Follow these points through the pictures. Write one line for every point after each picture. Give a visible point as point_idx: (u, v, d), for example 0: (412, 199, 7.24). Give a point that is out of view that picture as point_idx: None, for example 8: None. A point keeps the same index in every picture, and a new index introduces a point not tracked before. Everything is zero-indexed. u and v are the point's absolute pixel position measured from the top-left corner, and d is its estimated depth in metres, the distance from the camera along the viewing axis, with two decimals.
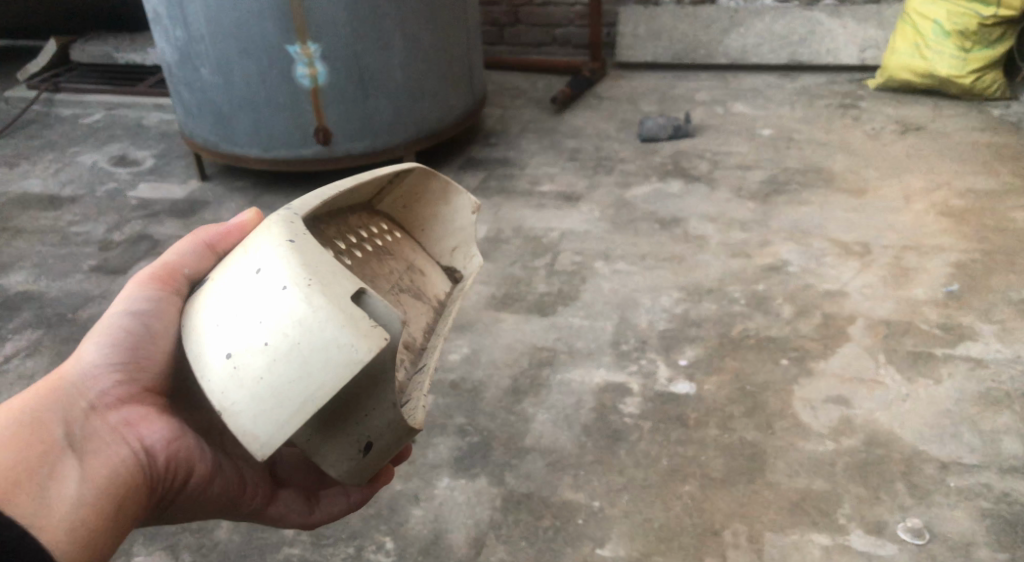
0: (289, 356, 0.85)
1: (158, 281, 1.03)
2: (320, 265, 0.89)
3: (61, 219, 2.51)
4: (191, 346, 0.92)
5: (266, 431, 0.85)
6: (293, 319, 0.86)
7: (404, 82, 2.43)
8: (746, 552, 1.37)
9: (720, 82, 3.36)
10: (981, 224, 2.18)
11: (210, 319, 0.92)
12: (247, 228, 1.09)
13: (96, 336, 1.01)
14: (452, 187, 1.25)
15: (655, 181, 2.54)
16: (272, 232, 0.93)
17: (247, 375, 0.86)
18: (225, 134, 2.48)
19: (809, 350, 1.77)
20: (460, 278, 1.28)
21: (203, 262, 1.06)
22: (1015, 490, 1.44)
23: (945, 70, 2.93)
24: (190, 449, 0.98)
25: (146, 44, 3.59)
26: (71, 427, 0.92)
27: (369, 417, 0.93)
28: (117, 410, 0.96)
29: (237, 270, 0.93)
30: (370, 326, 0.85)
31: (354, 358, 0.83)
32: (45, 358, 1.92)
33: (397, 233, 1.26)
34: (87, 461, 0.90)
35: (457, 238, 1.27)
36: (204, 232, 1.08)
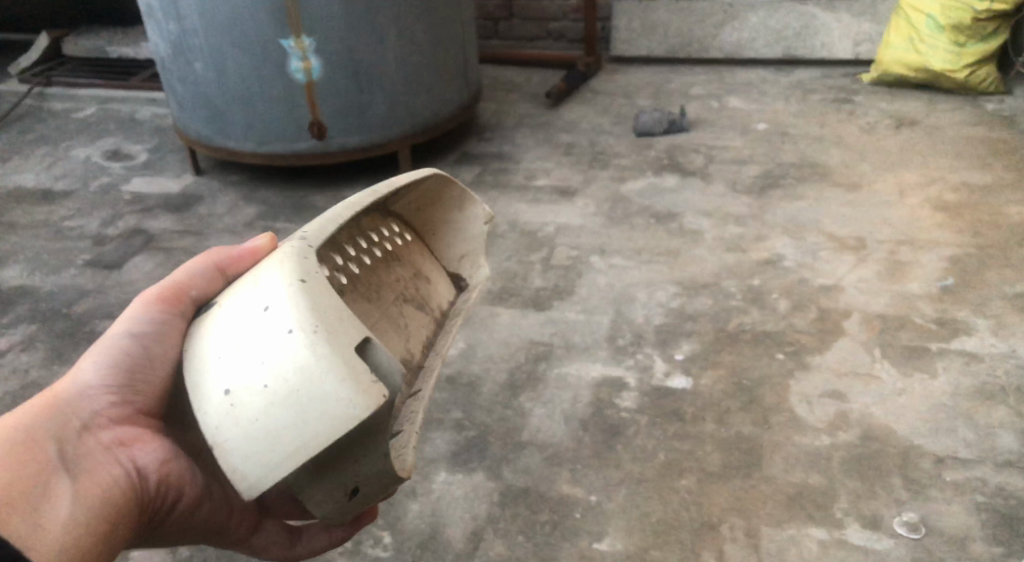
0: (286, 402, 0.84)
1: (163, 302, 1.02)
2: (328, 310, 0.87)
3: (55, 214, 2.50)
4: (191, 374, 0.91)
5: (255, 473, 0.84)
6: (294, 364, 0.84)
7: (399, 75, 2.42)
8: (743, 547, 1.37)
9: (715, 77, 3.36)
10: (975, 218, 2.19)
11: (214, 350, 0.91)
12: (259, 253, 1.07)
13: (93, 356, 1.01)
14: (469, 196, 1.24)
15: (650, 175, 2.54)
16: (283, 266, 0.92)
17: (243, 414, 0.86)
18: (219, 128, 2.47)
19: (805, 345, 1.78)
20: (465, 288, 1.28)
21: (212, 285, 1.05)
22: (1010, 484, 1.45)
23: (939, 64, 2.93)
24: (180, 472, 0.99)
25: (139, 38, 3.57)
26: (65, 445, 0.91)
27: (359, 463, 0.90)
28: (110, 429, 0.96)
29: (246, 302, 0.92)
30: (370, 381, 0.83)
31: (350, 414, 0.82)
32: (39, 352, 1.91)
33: (408, 235, 1.26)
34: (80, 478, 0.89)
35: (467, 246, 1.28)
36: (214, 254, 1.06)
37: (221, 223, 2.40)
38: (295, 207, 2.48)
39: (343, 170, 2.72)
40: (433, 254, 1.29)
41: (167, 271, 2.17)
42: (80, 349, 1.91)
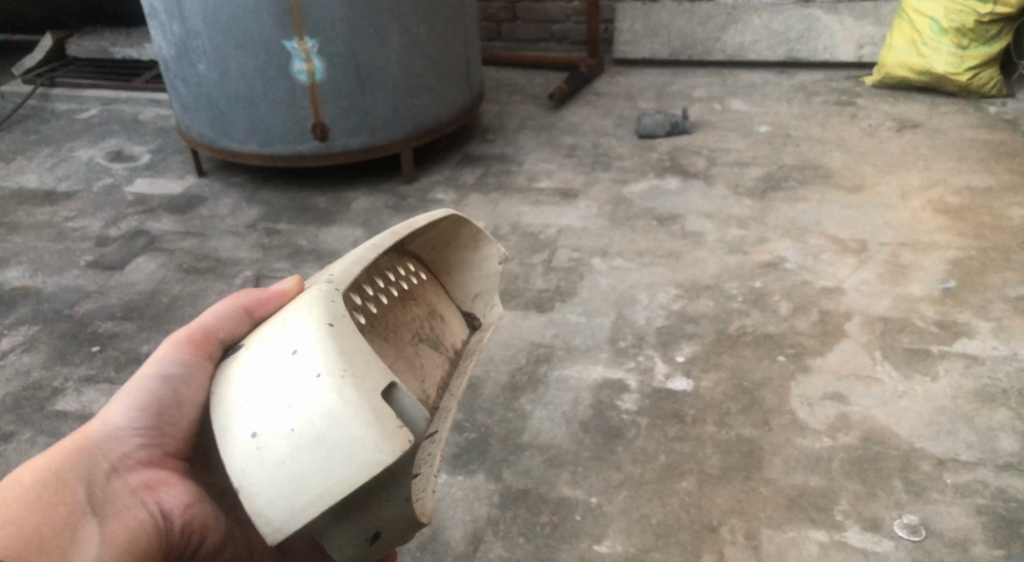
0: (312, 446, 0.84)
1: (192, 344, 1.04)
2: (355, 353, 0.88)
3: (57, 215, 2.51)
4: (219, 416, 0.91)
5: (280, 516, 0.84)
6: (322, 409, 0.84)
7: (402, 77, 2.43)
8: (742, 549, 1.37)
9: (717, 79, 3.36)
10: (977, 221, 2.18)
11: (242, 393, 0.90)
12: (287, 296, 1.05)
13: (123, 399, 1.05)
14: (483, 236, 1.25)
15: (652, 178, 2.54)
16: (311, 310, 0.92)
17: (270, 458, 0.85)
18: (222, 129, 2.47)
19: (806, 347, 1.77)
20: (478, 326, 1.28)
21: (240, 326, 1.05)
22: (1011, 487, 1.45)
23: (941, 67, 2.93)
24: (206, 516, 1.01)
25: (143, 39, 3.58)
26: (92, 489, 0.95)
27: (382, 507, 0.89)
28: (138, 473, 1.00)
29: (274, 344, 0.92)
30: (396, 427, 0.83)
31: (377, 459, 0.82)
32: (41, 353, 1.92)
33: (423, 274, 1.25)
34: (105, 523, 0.93)
35: (480, 286, 1.28)
36: (242, 296, 1.06)
37: (224, 224, 2.40)
38: (297, 210, 2.48)
39: (345, 172, 2.73)
40: (446, 292, 1.28)
41: (169, 273, 2.17)
42: (82, 350, 1.92)
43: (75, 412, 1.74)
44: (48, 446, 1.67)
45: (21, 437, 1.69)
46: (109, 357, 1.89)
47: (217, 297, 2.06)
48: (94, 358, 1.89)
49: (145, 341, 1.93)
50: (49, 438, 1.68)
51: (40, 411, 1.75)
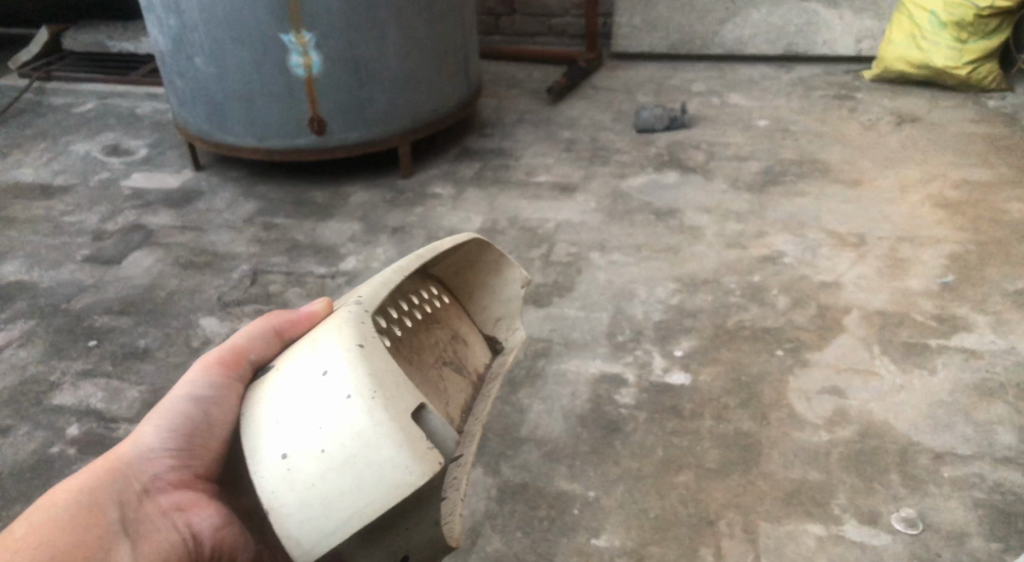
0: (343, 467, 0.90)
1: (223, 366, 1.11)
2: (385, 376, 0.94)
3: (54, 209, 2.50)
4: (248, 436, 0.96)
5: (309, 539, 0.90)
6: (353, 430, 0.91)
7: (400, 70, 2.42)
8: (740, 542, 1.37)
9: (716, 73, 3.36)
10: (976, 215, 2.18)
11: (271, 413, 0.96)
12: (316, 318, 1.11)
13: (156, 419, 1.13)
14: (506, 260, 1.29)
15: (651, 172, 2.54)
16: (342, 332, 0.99)
17: (300, 479, 0.91)
18: (219, 123, 2.46)
19: (805, 341, 1.77)
20: (501, 350, 1.29)
21: (270, 348, 1.11)
22: (1009, 481, 1.45)
23: (941, 61, 2.93)
24: (235, 537, 1.09)
25: (139, 33, 3.57)
26: (125, 511, 1.04)
27: (409, 531, 0.94)
28: (169, 493, 1.08)
29: (304, 366, 0.98)
30: (426, 448, 0.90)
31: (408, 479, 0.89)
32: (38, 347, 1.91)
33: (446, 298, 1.28)
34: (138, 544, 1.02)
35: (502, 308, 1.30)
36: (274, 317, 1.12)
37: (221, 218, 2.40)
38: (294, 204, 2.47)
39: (343, 166, 2.72)
40: (470, 316, 1.31)
41: (166, 267, 2.17)
42: (79, 345, 1.91)
43: (72, 406, 1.74)
44: (45, 441, 1.66)
45: (18, 432, 1.69)
46: (106, 352, 1.88)
47: (214, 291, 2.06)
48: (91, 353, 1.88)
49: (142, 336, 1.92)
50: (46, 433, 1.68)
51: (36, 406, 1.75)
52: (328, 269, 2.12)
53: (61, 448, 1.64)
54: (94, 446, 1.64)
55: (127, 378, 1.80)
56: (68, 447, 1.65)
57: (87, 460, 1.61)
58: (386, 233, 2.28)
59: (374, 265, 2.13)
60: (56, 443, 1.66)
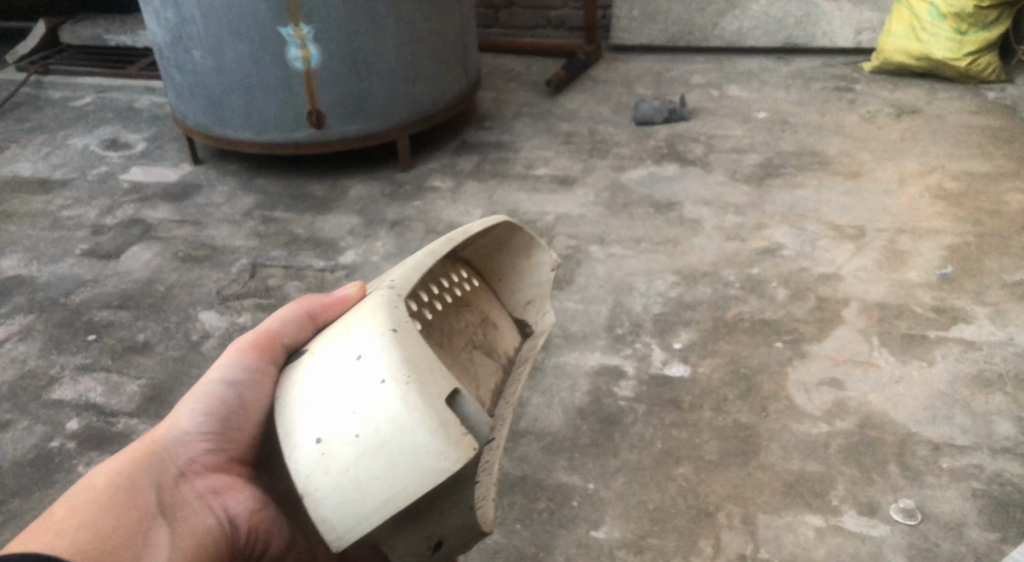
0: (378, 453, 0.90)
1: (258, 350, 1.09)
2: (419, 361, 0.94)
3: (53, 203, 2.50)
4: (283, 422, 0.96)
5: (344, 524, 0.90)
6: (387, 414, 0.91)
7: (398, 63, 2.41)
8: (739, 534, 1.38)
9: (715, 65, 3.35)
10: (975, 207, 2.18)
11: (305, 398, 0.96)
12: (349, 301, 1.10)
13: (190, 402, 1.10)
14: (535, 243, 1.27)
15: (650, 165, 2.53)
16: (375, 317, 0.98)
17: (334, 463, 0.91)
18: (217, 117, 2.46)
19: (804, 333, 1.77)
20: (530, 334, 1.29)
21: (304, 332, 1.11)
22: (1007, 471, 1.45)
23: (941, 52, 2.92)
24: (269, 522, 1.08)
25: (137, 26, 3.56)
26: (162, 493, 1.01)
27: (444, 515, 0.95)
28: (204, 477, 1.06)
29: (339, 351, 0.98)
30: (460, 434, 0.90)
31: (442, 465, 0.88)
32: (36, 342, 1.91)
33: (475, 281, 1.28)
34: (176, 526, 0.99)
35: (532, 292, 1.29)
36: (307, 302, 1.12)
37: (219, 212, 2.40)
38: (293, 197, 2.47)
39: (342, 160, 2.72)
40: (499, 299, 1.30)
41: (165, 262, 2.17)
42: (78, 339, 1.91)
43: (72, 401, 1.74)
44: (44, 435, 1.67)
45: (17, 426, 1.69)
46: (106, 346, 1.88)
47: (213, 286, 2.06)
48: (90, 347, 1.88)
49: (142, 330, 1.92)
50: (45, 428, 1.68)
51: (36, 400, 1.75)
52: (327, 262, 2.12)
53: (60, 443, 1.65)
54: (94, 440, 1.64)
55: (127, 372, 1.80)
56: (67, 442, 1.65)
57: (87, 454, 1.61)
58: (385, 226, 2.28)
59: (373, 259, 2.13)
60: (56, 437, 1.66)
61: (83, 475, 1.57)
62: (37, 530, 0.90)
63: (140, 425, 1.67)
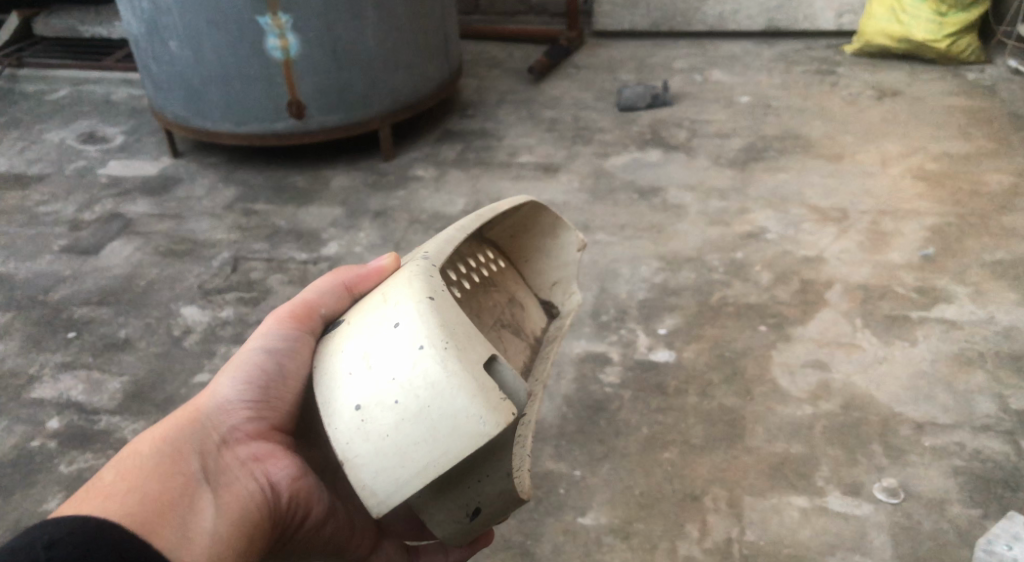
0: (416, 418, 0.88)
1: (295, 319, 1.06)
2: (455, 327, 0.91)
3: (30, 199, 2.47)
4: (322, 389, 0.94)
5: (384, 489, 0.88)
6: (426, 380, 0.88)
7: (378, 52, 2.39)
8: (725, 517, 1.38)
9: (698, 50, 3.35)
10: (956, 188, 2.19)
11: (345, 366, 0.94)
12: (385, 273, 1.08)
13: (231, 370, 1.06)
14: (561, 222, 1.24)
15: (633, 151, 2.53)
16: (412, 285, 0.96)
17: (374, 429, 0.89)
18: (196, 109, 2.44)
19: (787, 317, 1.78)
20: (557, 315, 1.28)
21: (340, 304, 1.08)
22: (988, 448, 1.46)
23: (921, 34, 2.92)
24: (311, 489, 1.03)
25: (112, 18, 3.51)
26: (206, 459, 0.96)
27: (482, 483, 0.93)
28: (246, 444, 1.01)
29: (376, 319, 0.95)
30: (499, 399, 0.87)
31: (481, 430, 0.86)
32: (15, 340, 1.90)
33: (501, 262, 1.27)
34: (221, 493, 0.94)
35: (558, 273, 1.28)
36: (343, 272, 1.09)
37: (200, 205, 2.38)
38: (275, 189, 2.45)
39: (324, 150, 2.70)
40: (525, 280, 1.29)
41: (145, 256, 2.15)
42: (58, 337, 1.89)
43: (53, 399, 1.73)
44: (25, 435, 1.65)
45: None
46: (86, 343, 1.87)
47: (195, 280, 2.04)
48: (70, 345, 1.87)
49: (123, 327, 1.91)
50: (26, 427, 1.67)
51: (16, 400, 1.73)
52: (310, 254, 2.11)
53: (41, 442, 1.63)
54: (75, 439, 1.63)
55: (108, 369, 1.79)
56: (49, 441, 1.63)
57: (69, 454, 1.60)
58: (368, 217, 2.27)
59: (356, 250, 2.12)
60: (37, 437, 1.65)
61: (65, 474, 1.56)
62: (86, 493, 0.86)
63: (122, 423, 1.65)
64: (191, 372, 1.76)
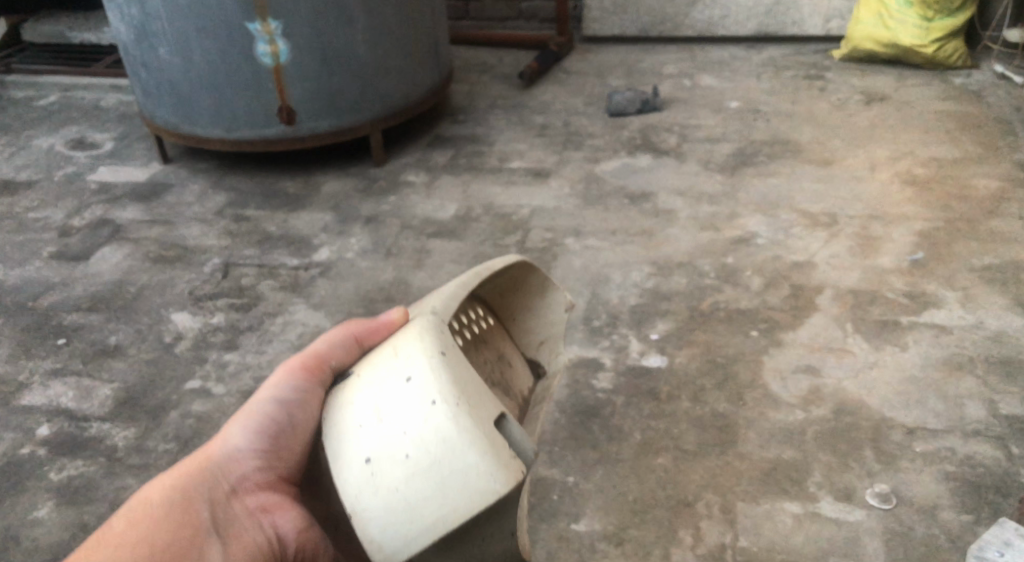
0: (427, 474, 0.81)
1: (306, 371, 1.01)
2: (468, 382, 0.85)
3: (18, 205, 2.45)
4: (331, 442, 0.89)
5: (392, 545, 0.82)
6: (438, 435, 0.82)
7: (369, 57, 2.39)
8: (718, 523, 1.39)
9: (687, 55, 3.36)
10: (943, 192, 2.20)
11: (356, 418, 0.88)
12: (394, 327, 0.98)
13: (242, 419, 1.04)
14: (551, 282, 1.14)
15: (624, 156, 2.54)
16: (423, 337, 0.90)
17: (384, 484, 0.83)
18: (185, 114, 2.43)
19: (779, 322, 1.79)
20: (543, 373, 1.16)
21: (350, 357, 1.00)
22: (979, 453, 1.47)
23: (907, 39, 2.95)
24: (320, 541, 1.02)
25: (101, 23, 3.50)
26: (214, 510, 0.97)
27: (484, 545, 0.84)
28: (255, 495, 1.00)
29: (387, 373, 0.89)
30: (509, 455, 0.80)
31: (491, 488, 0.79)
32: (5, 347, 1.88)
33: (487, 321, 1.14)
34: (226, 545, 0.95)
35: (546, 334, 1.16)
36: (353, 324, 1.01)
37: (190, 211, 2.37)
38: (265, 195, 2.44)
39: (316, 156, 2.69)
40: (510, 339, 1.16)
41: (135, 263, 2.14)
42: (48, 343, 1.88)
43: (42, 406, 1.71)
44: (14, 442, 1.64)
45: None
46: (76, 349, 1.86)
47: (186, 286, 2.03)
48: (60, 351, 1.85)
49: (114, 333, 1.90)
50: (15, 434, 1.66)
51: (5, 407, 1.72)
52: (301, 260, 2.10)
53: (31, 449, 1.62)
54: (66, 446, 1.62)
55: (98, 376, 1.78)
56: (39, 448, 1.62)
57: (59, 461, 1.59)
58: (359, 222, 2.26)
59: (347, 255, 2.11)
60: (26, 444, 1.63)
61: (55, 482, 1.55)
62: (95, 545, 0.88)
63: (112, 430, 1.64)
64: (182, 379, 1.75)
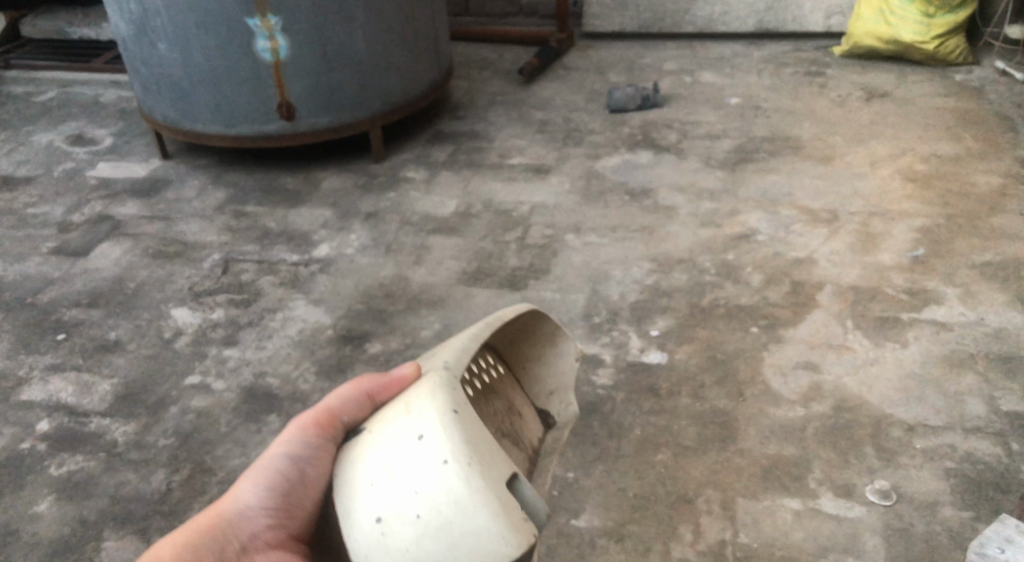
0: (437, 535, 0.79)
1: (316, 427, 0.95)
2: (481, 439, 0.81)
3: (17, 201, 2.45)
4: (340, 500, 0.85)
5: None
6: (450, 497, 0.79)
7: (368, 53, 2.38)
8: (718, 519, 1.38)
9: (687, 51, 3.35)
10: (944, 189, 2.20)
11: (366, 475, 0.85)
12: (406, 383, 0.93)
13: (254, 474, 1.01)
14: (562, 331, 1.07)
15: (624, 152, 2.53)
16: (436, 393, 0.85)
17: (395, 545, 0.80)
18: (185, 110, 2.42)
19: (779, 318, 1.78)
20: (553, 424, 1.10)
21: (362, 412, 0.95)
22: (980, 450, 1.47)
23: (909, 35, 2.94)
24: None
25: (100, 19, 3.53)
26: None
27: None
28: (265, 554, 0.97)
29: (398, 429, 0.85)
30: (521, 517, 0.78)
31: (502, 552, 0.76)
32: (4, 342, 1.88)
33: (496, 370, 1.08)
34: None
35: (556, 383, 1.10)
36: (367, 378, 0.96)
37: (190, 207, 2.36)
38: (265, 191, 2.44)
39: (316, 152, 2.69)
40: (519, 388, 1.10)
41: (135, 258, 2.14)
42: (47, 339, 1.88)
43: (42, 401, 1.71)
44: (14, 437, 1.64)
45: None
46: (75, 345, 1.85)
47: (186, 282, 2.03)
48: (59, 347, 1.85)
49: (113, 328, 1.89)
50: (15, 429, 1.65)
51: (4, 402, 1.72)
52: (301, 256, 2.10)
53: (31, 444, 1.62)
54: (65, 441, 1.62)
55: (98, 371, 1.78)
56: (38, 443, 1.62)
57: (59, 456, 1.59)
58: (359, 218, 2.26)
59: (347, 252, 2.11)
60: (26, 438, 1.63)
61: (55, 477, 1.55)
62: None
63: (111, 425, 1.64)
64: (182, 374, 1.75)
